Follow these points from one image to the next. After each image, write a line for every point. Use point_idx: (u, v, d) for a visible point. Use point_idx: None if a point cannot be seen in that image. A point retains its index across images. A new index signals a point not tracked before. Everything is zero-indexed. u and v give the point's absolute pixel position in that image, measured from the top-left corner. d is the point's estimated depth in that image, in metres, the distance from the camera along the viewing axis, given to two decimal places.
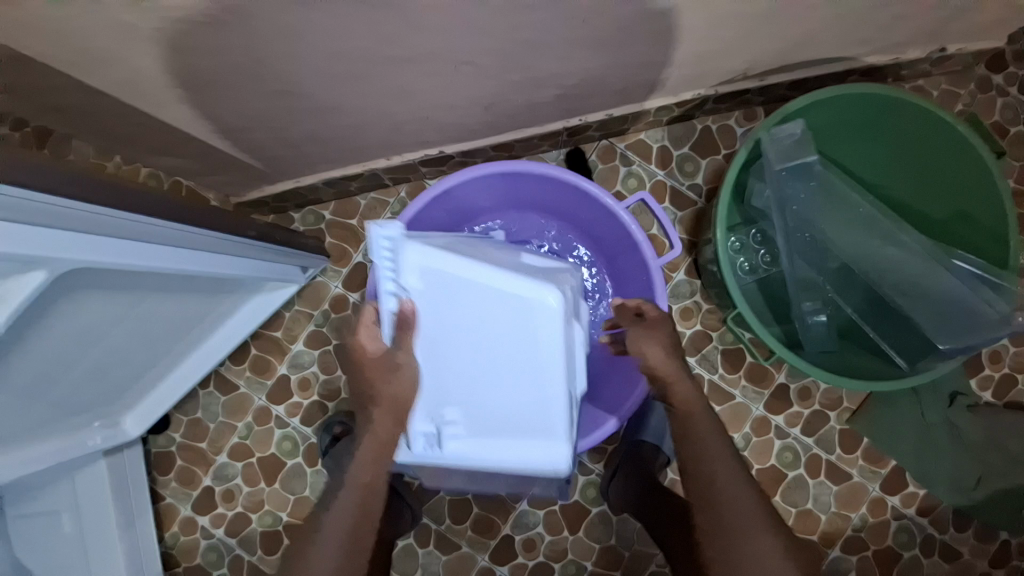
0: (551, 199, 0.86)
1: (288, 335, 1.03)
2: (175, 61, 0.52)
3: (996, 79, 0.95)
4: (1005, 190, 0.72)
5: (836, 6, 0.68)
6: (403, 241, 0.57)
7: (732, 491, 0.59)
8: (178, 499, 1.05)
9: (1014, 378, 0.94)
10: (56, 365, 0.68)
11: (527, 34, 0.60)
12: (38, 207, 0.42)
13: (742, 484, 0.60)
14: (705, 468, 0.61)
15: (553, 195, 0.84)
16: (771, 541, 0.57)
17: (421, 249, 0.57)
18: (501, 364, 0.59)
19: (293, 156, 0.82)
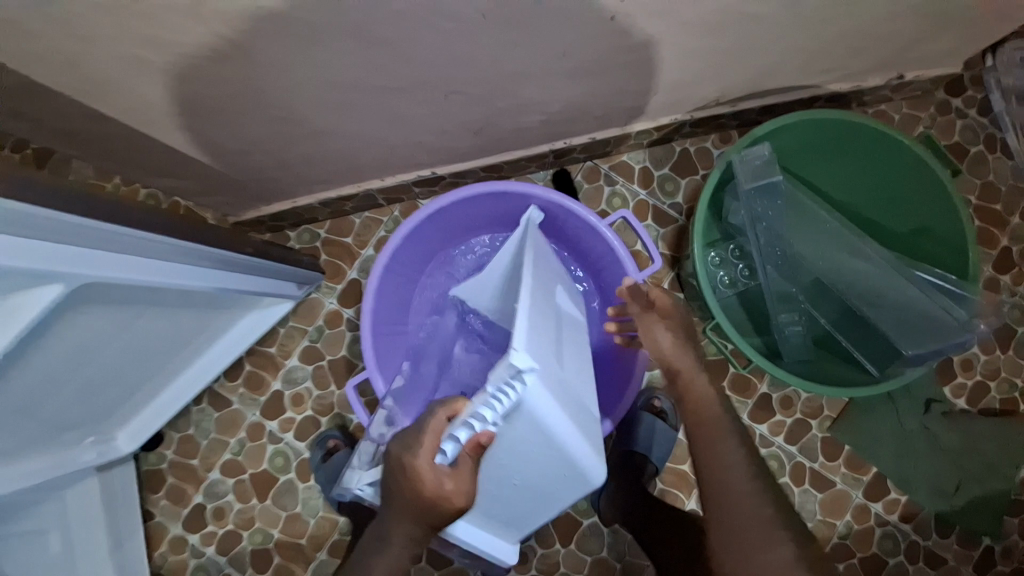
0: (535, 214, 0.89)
1: (282, 351, 1.05)
2: (184, 91, 0.56)
3: (955, 102, 1.02)
4: (961, 206, 0.78)
5: (795, 40, 0.73)
6: (529, 397, 0.53)
7: (741, 486, 0.60)
8: (168, 517, 1.04)
9: (986, 385, 0.98)
10: (55, 380, 0.69)
11: (512, 65, 0.65)
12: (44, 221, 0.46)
13: (757, 489, 0.60)
14: (716, 475, 0.61)
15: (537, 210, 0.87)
16: (778, 551, 0.56)
17: (537, 408, 0.54)
18: (519, 495, 0.66)
19: (291, 177, 0.85)
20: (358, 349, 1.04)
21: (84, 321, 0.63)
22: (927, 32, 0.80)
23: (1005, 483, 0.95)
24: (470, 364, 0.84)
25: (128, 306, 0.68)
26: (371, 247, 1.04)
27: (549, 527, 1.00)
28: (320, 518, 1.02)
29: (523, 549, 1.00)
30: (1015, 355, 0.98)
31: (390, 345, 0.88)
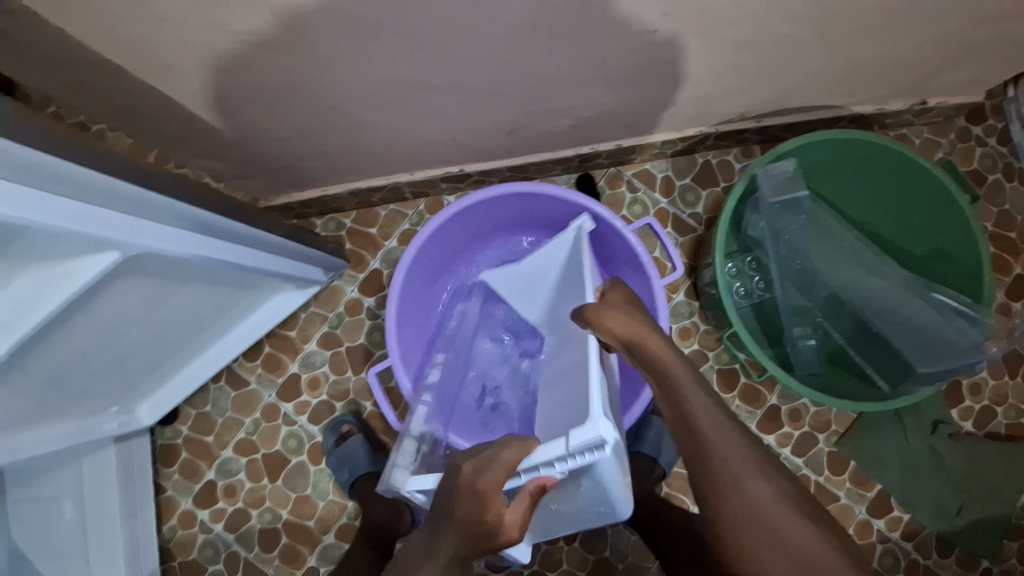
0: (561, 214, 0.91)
1: (302, 335, 1.07)
2: (241, 77, 0.59)
3: (975, 130, 1.04)
4: (979, 231, 0.79)
5: (825, 61, 0.76)
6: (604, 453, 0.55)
7: (762, 494, 0.53)
8: (180, 492, 1.06)
9: (993, 410, 0.99)
10: (92, 349, 0.72)
11: (551, 71, 0.67)
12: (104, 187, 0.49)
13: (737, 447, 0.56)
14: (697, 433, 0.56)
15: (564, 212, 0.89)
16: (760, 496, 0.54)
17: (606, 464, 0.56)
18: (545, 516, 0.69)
19: (324, 166, 0.88)
20: (376, 338, 1.06)
21: (126, 292, 0.65)
22: (953, 60, 0.82)
23: (1007, 507, 0.95)
24: (489, 352, 0.95)
25: (167, 280, 0.70)
26: (395, 238, 1.07)
27: None
28: (329, 501, 1.04)
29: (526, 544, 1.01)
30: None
31: (413, 337, 0.90)
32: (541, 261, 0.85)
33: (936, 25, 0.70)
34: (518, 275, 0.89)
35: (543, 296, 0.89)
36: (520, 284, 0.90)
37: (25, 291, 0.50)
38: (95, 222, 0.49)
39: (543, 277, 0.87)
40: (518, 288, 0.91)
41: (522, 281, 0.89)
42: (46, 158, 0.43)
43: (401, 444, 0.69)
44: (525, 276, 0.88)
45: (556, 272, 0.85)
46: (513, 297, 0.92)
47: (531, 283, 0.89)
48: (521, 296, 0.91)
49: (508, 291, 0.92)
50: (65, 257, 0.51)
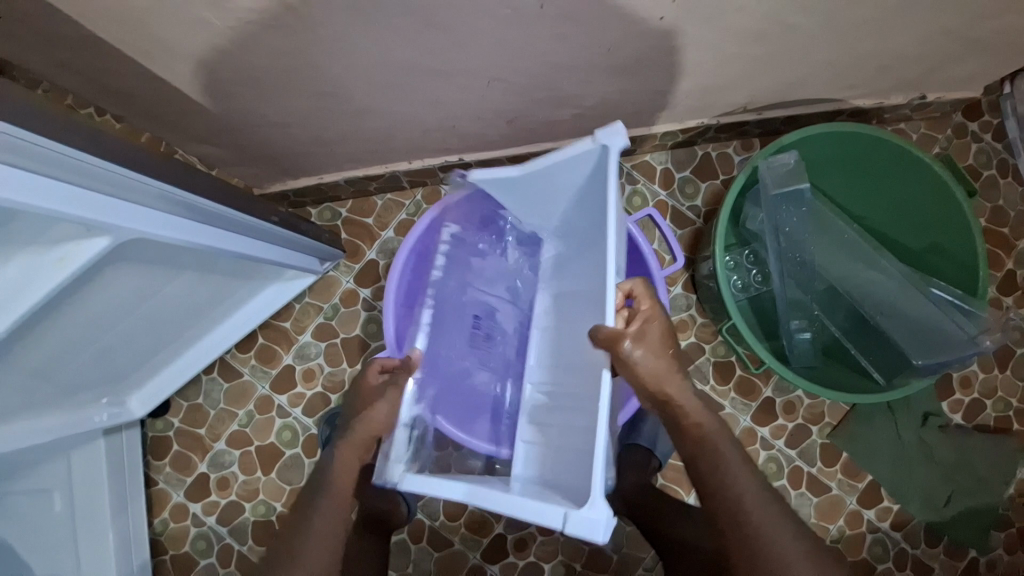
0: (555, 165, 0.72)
1: (296, 326, 1.05)
2: (238, 58, 0.57)
3: (972, 126, 1.05)
4: (976, 226, 0.80)
5: (829, 53, 0.75)
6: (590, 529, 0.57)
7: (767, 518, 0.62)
8: (171, 484, 1.05)
9: (983, 402, 1.01)
10: (81, 340, 0.70)
11: (556, 58, 0.66)
12: (96, 170, 0.47)
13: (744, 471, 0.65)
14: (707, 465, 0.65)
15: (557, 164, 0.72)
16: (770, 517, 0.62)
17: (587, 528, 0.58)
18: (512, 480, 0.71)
19: (321, 153, 0.86)
20: (372, 329, 1.04)
21: (118, 281, 0.64)
22: (955, 55, 0.82)
23: (994, 498, 0.98)
24: (486, 272, 0.88)
25: (161, 269, 0.69)
26: (392, 228, 1.05)
27: None
28: None
29: (523, 535, 1.01)
30: (1012, 376, 1.01)
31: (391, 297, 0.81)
32: (557, 175, 0.73)
33: (940, 18, 0.70)
34: (521, 185, 0.77)
35: (550, 206, 0.80)
36: (524, 192, 0.79)
37: (12, 277, 0.48)
38: (88, 205, 0.47)
39: (556, 192, 0.77)
40: (520, 195, 0.80)
41: (525, 188, 0.78)
42: (38, 137, 0.42)
43: (393, 435, 0.68)
44: (532, 185, 0.76)
45: (573, 188, 0.75)
46: (512, 203, 0.82)
47: (540, 193, 0.78)
48: (523, 203, 0.81)
49: (506, 195, 0.80)
50: (57, 241, 0.49)
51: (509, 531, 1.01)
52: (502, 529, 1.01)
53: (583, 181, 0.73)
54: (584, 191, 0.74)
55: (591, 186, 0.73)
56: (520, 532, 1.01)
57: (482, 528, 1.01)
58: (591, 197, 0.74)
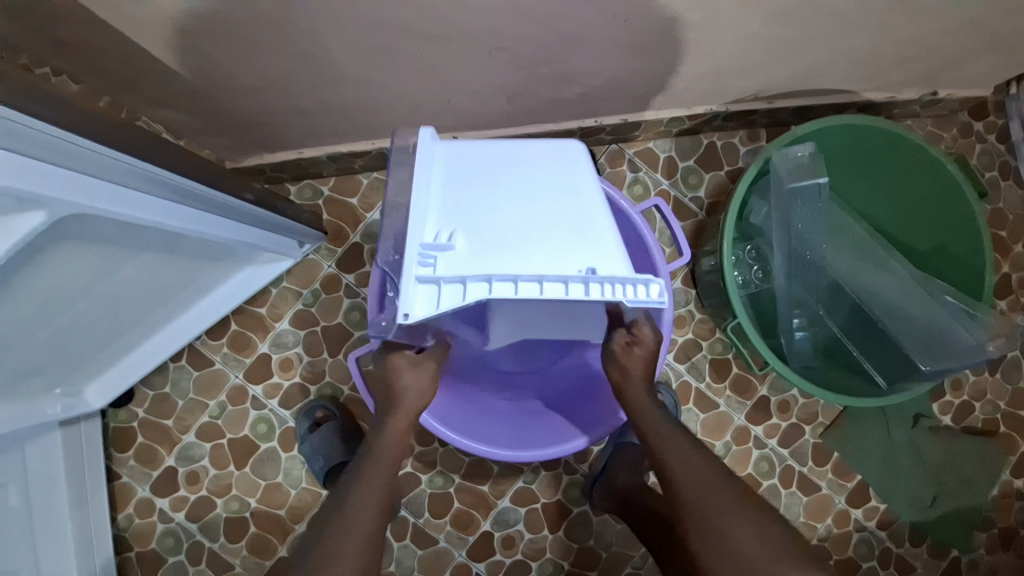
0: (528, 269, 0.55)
1: (273, 313, 0.98)
2: (205, 7, 0.49)
3: (978, 125, 1.02)
4: (985, 229, 0.79)
5: (849, 41, 0.72)
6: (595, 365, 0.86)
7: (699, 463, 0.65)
8: (136, 478, 0.98)
9: (972, 404, 1.01)
10: (20, 329, 0.62)
11: (568, 28, 0.60)
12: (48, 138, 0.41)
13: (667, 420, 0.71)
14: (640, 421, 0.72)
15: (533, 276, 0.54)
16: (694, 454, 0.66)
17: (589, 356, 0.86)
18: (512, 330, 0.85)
19: (301, 125, 0.78)
20: (355, 318, 0.98)
21: (65, 261, 0.56)
22: (974, 49, 0.79)
23: (977, 499, 0.99)
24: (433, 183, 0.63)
25: (116, 251, 0.61)
26: (378, 211, 0.99)
27: (539, 513, 0.99)
28: (301, 489, 0.98)
29: (510, 533, 0.98)
30: (1001, 378, 1.01)
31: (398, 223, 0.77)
32: (530, 258, 0.56)
33: (969, 8, 0.67)
34: (478, 217, 0.58)
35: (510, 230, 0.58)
36: (462, 237, 0.57)
37: None
38: (27, 177, 0.38)
39: (507, 199, 0.60)
40: (449, 209, 0.59)
41: (468, 249, 0.57)
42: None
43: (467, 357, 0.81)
44: (481, 248, 0.57)
45: (530, 217, 0.59)
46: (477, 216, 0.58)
47: (482, 225, 0.58)
48: (445, 203, 0.59)
49: (431, 224, 0.57)
50: None
51: (496, 528, 0.98)
52: (489, 527, 0.98)
53: (548, 235, 0.58)
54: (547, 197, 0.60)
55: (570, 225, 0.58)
56: (507, 530, 0.98)
57: (468, 525, 0.98)
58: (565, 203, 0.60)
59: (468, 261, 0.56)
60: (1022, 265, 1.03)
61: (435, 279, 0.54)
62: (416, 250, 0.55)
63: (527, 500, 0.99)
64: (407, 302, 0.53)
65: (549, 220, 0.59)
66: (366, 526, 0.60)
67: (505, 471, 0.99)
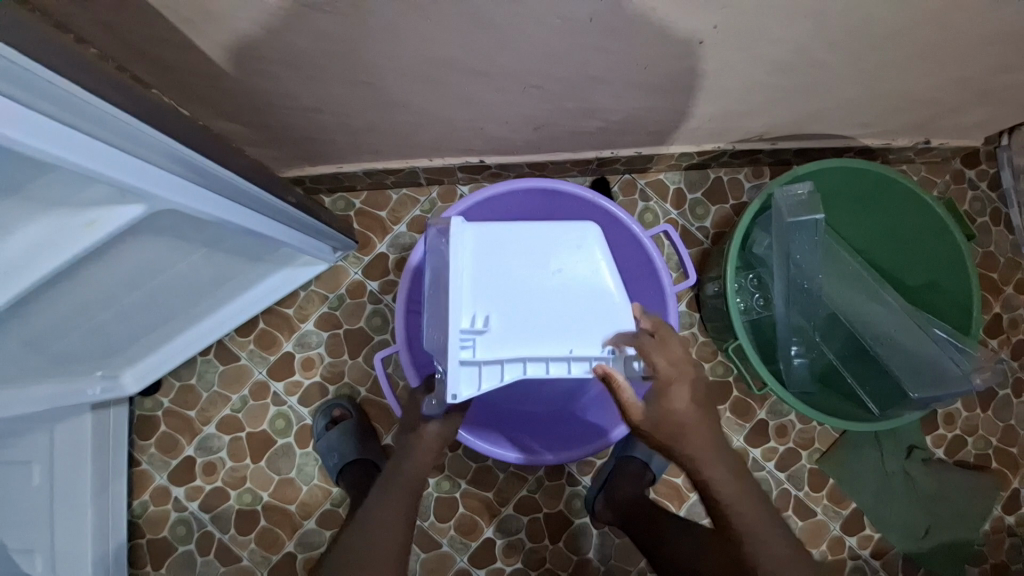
0: (549, 342, 0.66)
1: (299, 314, 1.04)
2: (285, 40, 0.57)
3: (969, 173, 1.09)
4: (973, 268, 0.84)
5: (847, 91, 0.79)
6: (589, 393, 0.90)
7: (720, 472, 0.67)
8: (155, 466, 1.02)
9: (964, 438, 1.05)
10: (84, 311, 0.69)
11: (595, 70, 0.68)
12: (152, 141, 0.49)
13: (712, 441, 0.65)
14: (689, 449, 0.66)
15: (553, 346, 0.66)
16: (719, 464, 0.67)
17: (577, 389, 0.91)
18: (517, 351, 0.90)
19: (345, 142, 0.86)
20: (376, 323, 1.04)
21: (137, 251, 0.63)
22: (963, 102, 0.87)
23: (969, 532, 1.02)
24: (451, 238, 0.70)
25: (177, 245, 0.68)
26: (405, 223, 1.06)
27: (541, 522, 1.02)
28: (313, 486, 1.01)
29: (512, 541, 1.01)
30: (992, 415, 1.05)
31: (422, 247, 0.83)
32: (555, 340, 0.66)
33: (955, 67, 0.74)
34: (498, 298, 0.66)
35: (524, 303, 0.67)
36: (496, 319, 0.65)
37: (33, 236, 0.47)
38: (125, 169, 0.46)
39: (530, 279, 0.68)
40: (482, 292, 0.65)
41: (501, 330, 0.65)
42: (104, 104, 0.43)
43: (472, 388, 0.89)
44: (512, 331, 0.65)
45: (550, 298, 0.68)
46: (492, 292, 0.66)
47: (510, 309, 0.66)
48: (476, 287, 0.65)
49: (467, 308, 0.63)
50: (86, 206, 0.48)
51: (498, 536, 1.01)
52: (492, 534, 1.01)
53: (568, 316, 0.68)
54: (563, 282, 0.69)
55: (586, 306, 0.69)
56: (509, 537, 1.01)
57: (471, 531, 1.01)
58: (581, 286, 0.69)
59: (503, 342, 0.65)
60: (1013, 306, 1.08)
61: (474, 362, 0.62)
62: (458, 336, 0.61)
63: (530, 509, 1.02)
64: (455, 384, 0.60)
65: (567, 303, 0.68)
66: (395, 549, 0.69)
67: (510, 479, 1.02)
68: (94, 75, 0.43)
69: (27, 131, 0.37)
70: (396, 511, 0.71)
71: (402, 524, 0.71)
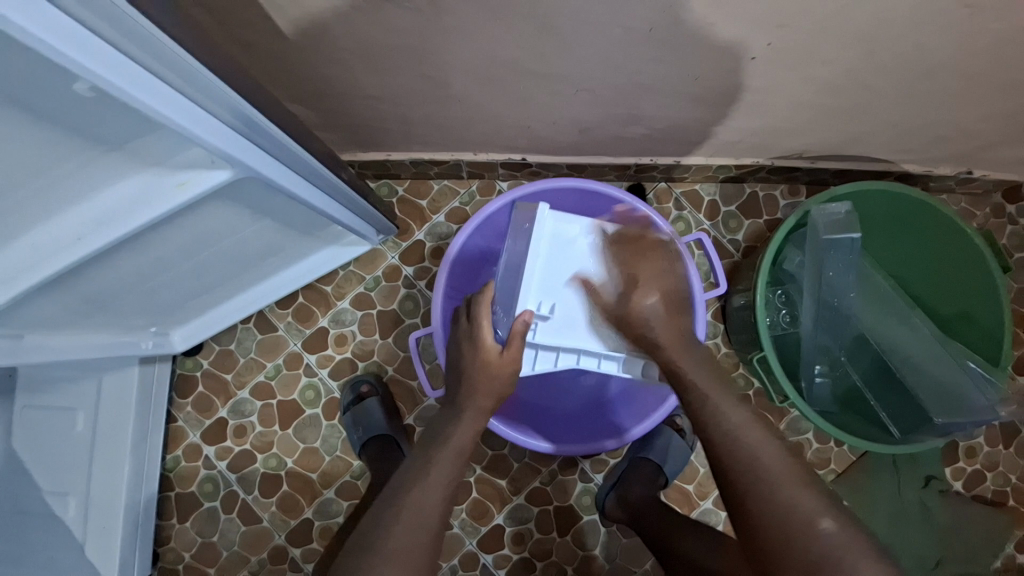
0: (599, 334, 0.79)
1: (337, 292, 1.08)
2: (362, 31, 0.61)
3: (1010, 208, 1.08)
4: (1007, 301, 0.84)
5: (895, 115, 0.80)
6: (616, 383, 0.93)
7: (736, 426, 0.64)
8: (190, 424, 1.07)
9: (984, 474, 1.04)
10: (152, 268, 0.75)
11: (647, 79, 0.70)
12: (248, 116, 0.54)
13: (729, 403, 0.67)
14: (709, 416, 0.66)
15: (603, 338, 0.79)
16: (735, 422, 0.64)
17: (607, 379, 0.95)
18: None
19: (399, 131, 0.90)
20: (408, 307, 1.08)
21: (206, 215, 0.68)
22: (1008, 136, 0.87)
23: (981, 569, 1.01)
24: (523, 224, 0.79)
25: (242, 214, 0.73)
26: (444, 214, 1.10)
27: (551, 514, 1.04)
28: (336, 457, 1.06)
29: (521, 530, 1.04)
30: (1014, 452, 1.04)
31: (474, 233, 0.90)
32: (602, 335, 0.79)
33: (1007, 99, 0.75)
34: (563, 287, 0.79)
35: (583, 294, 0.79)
36: (559, 308, 0.79)
37: (134, 191, 0.53)
38: (219, 136, 0.51)
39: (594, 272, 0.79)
40: (547, 283, 0.78)
41: (561, 321, 0.79)
42: (212, 79, 0.48)
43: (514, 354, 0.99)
44: (571, 322, 0.79)
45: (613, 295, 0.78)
46: (555, 282, 0.78)
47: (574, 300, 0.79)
48: (547, 278, 0.78)
49: (534, 297, 0.77)
50: (178, 168, 0.54)
51: (508, 523, 1.04)
52: (502, 521, 1.04)
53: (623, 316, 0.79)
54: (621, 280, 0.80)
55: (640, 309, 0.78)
56: (519, 526, 1.04)
57: (482, 516, 1.04)
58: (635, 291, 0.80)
59: (561, 333, 0.79)
60: None
61: (534, 346, 0.81)
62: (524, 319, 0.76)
63: (541, 501, 1.04)
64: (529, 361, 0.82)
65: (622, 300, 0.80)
66: (424, 538, 0.61)
67: (526, 468, 1.05)
68: (209, 51, 0.48)
69: (130, 82, 0.41)
70: (435, 499, 0.64)
71: (436, 520, 0.63)
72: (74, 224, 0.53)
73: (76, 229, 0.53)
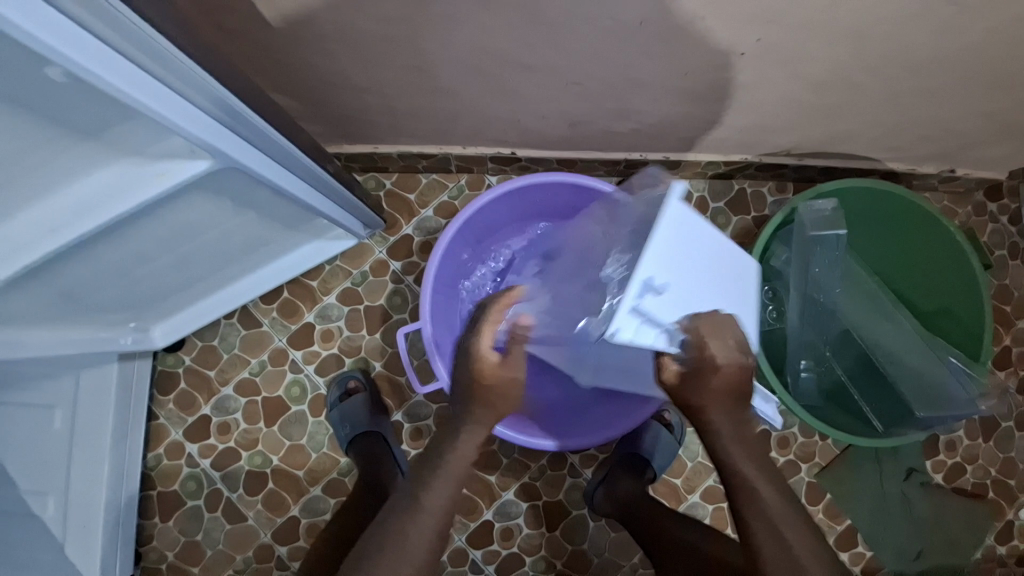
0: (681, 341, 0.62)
1: (323, 287, 1.07)
2: (347, 19, 0.59)
3: (991, 206, 1.10)
4: (987, 296, 0.86)
5: (880, 113, 0.80)
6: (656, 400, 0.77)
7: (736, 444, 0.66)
8: (172, 421, 1.05)
9: (964, 466, 1.06)
10: (132, 261, 0.73)
11: (637, 74, 0.70)
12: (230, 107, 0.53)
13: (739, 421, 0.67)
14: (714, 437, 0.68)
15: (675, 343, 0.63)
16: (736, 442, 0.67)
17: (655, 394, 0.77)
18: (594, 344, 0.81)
19: (386, 124, 0.89)
20: (396, 302, 1.07)
21: (186, 206, 0.66)
22: (990, 135, 0.88)
23: (961, 559, 1.03)
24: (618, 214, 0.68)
25: (225, 206, 0.71)
26: (432, 208, 1.09)
27: (539, 510, 1.04)
28: (322, 454, 1.05)
29: (510, 525, 1.04)
30: (992, 445, 1.06)
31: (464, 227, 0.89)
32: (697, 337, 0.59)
33: (989, 98, 0.76)
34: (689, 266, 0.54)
35: (706, 286, 0.56)
36: (677, 286, 0.53)
37: (112, 181, 0.52)
38: (199, 126, 0.50)
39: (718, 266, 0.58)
40: (678, 241, 0.53)
41: (676, 298, 0.53)
42: (193, 68, 0.47)
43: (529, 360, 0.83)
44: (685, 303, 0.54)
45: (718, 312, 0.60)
46: (683, 257, 0.54)
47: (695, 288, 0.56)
48: (679, 248, 0.53)
49: (663, 264, 0.51)
50: (156, 157, 0.52)
51: (497, 519, 1.04)
52: (490, 517, 1.04)
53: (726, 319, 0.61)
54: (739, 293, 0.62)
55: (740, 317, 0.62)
56: (508, 522, 1.04)
57: (471, 512, 1.03)
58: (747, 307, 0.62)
59: (673, 309, 0.53)
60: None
61: (637, 314, 0.51)
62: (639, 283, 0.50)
63: (530, 496, 1.04)
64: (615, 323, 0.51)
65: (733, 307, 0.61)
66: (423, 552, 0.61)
67: (515, 464, 1.04)
68: (190, 37, 0.46)
69: (105, 69, 0.40)
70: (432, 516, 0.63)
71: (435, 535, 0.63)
72: (50, 215, 0.51)
73: (50, 220, 0.51)
